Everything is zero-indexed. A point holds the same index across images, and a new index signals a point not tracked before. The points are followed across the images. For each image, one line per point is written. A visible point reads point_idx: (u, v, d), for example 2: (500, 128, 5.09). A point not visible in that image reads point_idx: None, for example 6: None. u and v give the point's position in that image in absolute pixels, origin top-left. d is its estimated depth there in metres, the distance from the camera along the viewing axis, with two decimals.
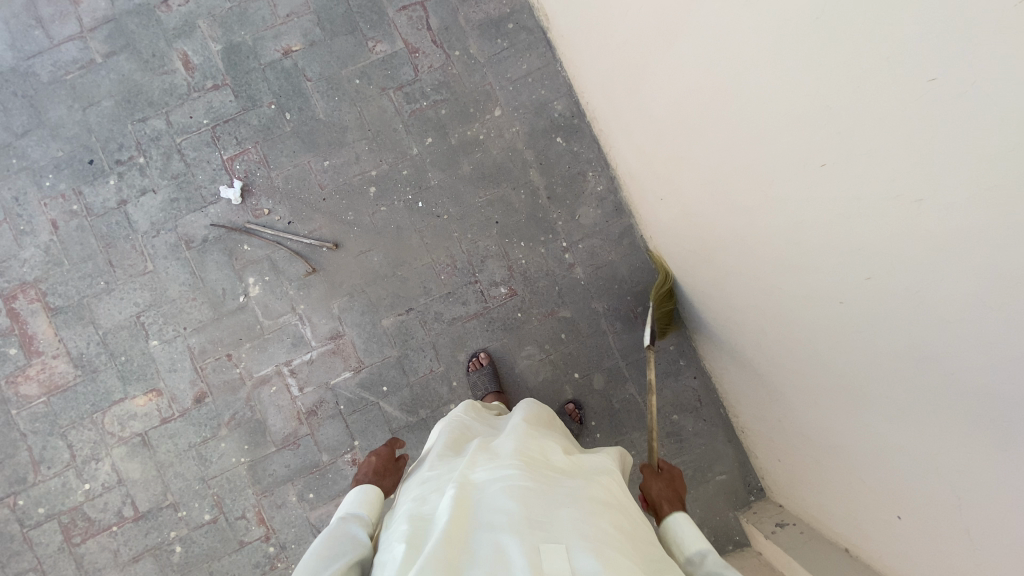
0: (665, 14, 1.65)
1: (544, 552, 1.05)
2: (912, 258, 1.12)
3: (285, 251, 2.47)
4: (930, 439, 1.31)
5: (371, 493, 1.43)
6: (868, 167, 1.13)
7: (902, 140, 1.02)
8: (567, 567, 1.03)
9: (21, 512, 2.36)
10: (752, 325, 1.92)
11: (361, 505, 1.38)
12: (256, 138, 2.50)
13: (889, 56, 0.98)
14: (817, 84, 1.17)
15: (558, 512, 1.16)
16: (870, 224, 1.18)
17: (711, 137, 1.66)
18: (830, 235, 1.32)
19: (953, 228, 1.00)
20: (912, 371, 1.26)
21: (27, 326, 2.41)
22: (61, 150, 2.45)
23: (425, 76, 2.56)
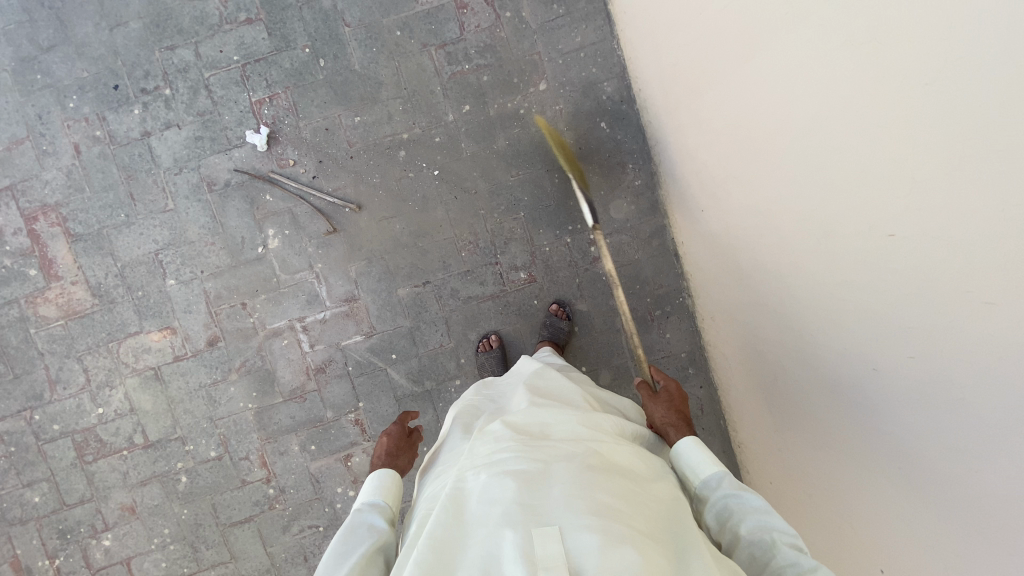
0: (744, 27, 1.50)
1: (534, 536, 1.00)
2: (969, 356, 1.06)
3: (307, 207, 2.42)
4: (932, 518, 1.29)
5: (388, 477, 1.44)
6: (944, 253, 1.06)
7: (987, 237, 0.95)
8: (562, 549, 0.98)
9: (37, 427, 2.47)
10: (773, 358, 1.90)
11: (379, 494, 1.39)
12: (287, 83, 2.37)
13: (993, 151, 0.89)
14: (907, 154, 1.07)
15: (552, 490, 1.11)
16: (931, 308, 1.13)
17: (775, 167, 1.55)
18: (885, 305, 1.26)
19: (1014, 341, 0.95)
20: (934, 455, 1.24)
21: (46, 249, 2.41)
22: (86, 71, 2.35)
23: (470, 36, 2.38)
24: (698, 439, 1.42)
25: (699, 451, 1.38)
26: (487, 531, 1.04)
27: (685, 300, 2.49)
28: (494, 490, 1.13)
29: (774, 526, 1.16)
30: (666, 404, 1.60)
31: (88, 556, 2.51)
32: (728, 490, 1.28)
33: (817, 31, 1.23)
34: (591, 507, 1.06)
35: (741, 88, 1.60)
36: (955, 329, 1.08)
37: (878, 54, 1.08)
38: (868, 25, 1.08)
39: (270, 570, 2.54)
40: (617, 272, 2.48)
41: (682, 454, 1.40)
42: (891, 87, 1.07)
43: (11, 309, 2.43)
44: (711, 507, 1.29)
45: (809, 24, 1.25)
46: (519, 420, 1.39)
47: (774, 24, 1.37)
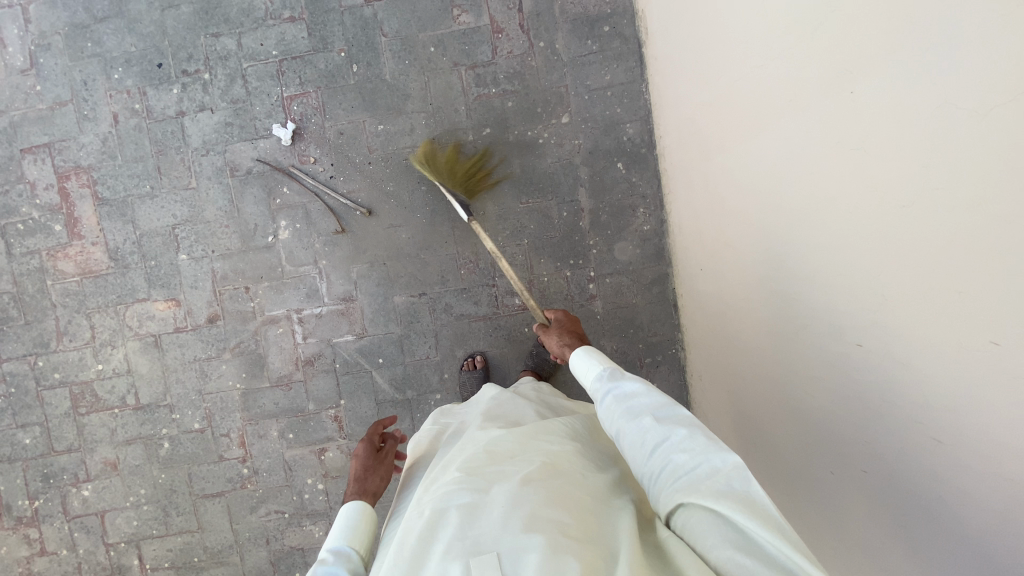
0: (756, 99, 1.47)
1: (472, 570, 0.97)
2: (914, 486, 1.03)
3: (321, 204, 2.49)
4: None
5: (356, 519, 1.39)
6: (900, 377, 1.03)
7: (942, 373, 0.92)
8: None
9: (39, 372, 2.60)
10: (746, 431, 1.86)
11: (347, 539, 1.34)
12: (319, 83, 2.45)
13: (958, 289, 0.87)
14: (878, 272, 1.05)
15: (491, 516, 1.08)
16: (881, 426, 1.10)
17: (768, 247, 1.51)
18: (845, 413, 1.22)
19: (956, 483, 0.93)
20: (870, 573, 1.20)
21: (74, 208, 2.53)
22: (134, 46, 2.46)
23: (501, 60, 2.41)
24: (590, 347, 1.55)
25: (591, 360, 1.50)
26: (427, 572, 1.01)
27: (676, 351, 2.47)
28: (434, 527, 1.09)
29: (645, 411, 1.23)
30: (558, 331, 1.83)
31: (67, 502, 2.63)
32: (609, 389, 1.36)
33: (814, 124, 1.20)
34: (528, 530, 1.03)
35: (746, 160, 1.58)
36: (903, 454, 1.05)
37: (863, 163, 1.04)
38: (858, 133, 1.05)
39: (233, 546, 2.63)
40: (612, 312, 2.48)
41: (580, 369, 1.53)
42: (871, 202, 1.04)
43: (32, 259, 2.56)
44: (599, 405, 1.38)
45: (808, 115, 1.22)
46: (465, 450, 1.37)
47: (781, 104, 1.34)
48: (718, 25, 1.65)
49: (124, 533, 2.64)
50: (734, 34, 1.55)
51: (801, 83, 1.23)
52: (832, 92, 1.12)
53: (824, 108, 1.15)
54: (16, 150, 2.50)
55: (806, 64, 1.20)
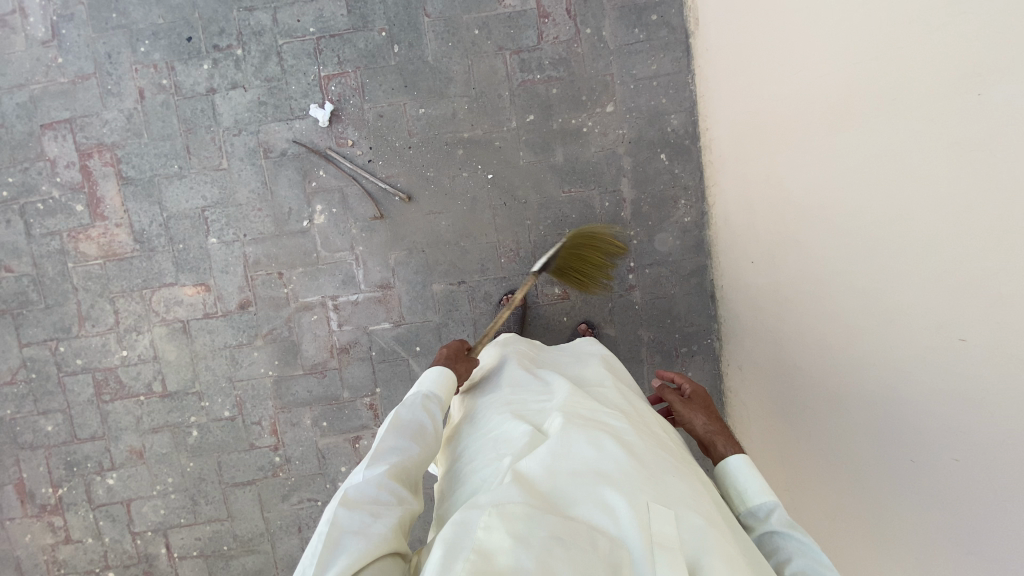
0: (847, 97, 1.49)
1: (652, 508, 1.11)
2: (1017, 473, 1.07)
3: (358, 189, 2.43)
4: None
5: (446, 376, 1.59)
6: (1009, 369, 1.06)
7: None
8: (674, 532, 1.08)
9: (59, 358, 2.51)
10: (796, 419, 1.91)
11: (436, 386, 1.54)
12: (358, 63, 2.37)
13: None
14: (997, 268, 1.08)
15: (666, 479, 1.22)
16: (983, 415, 1.14)
17: (849, 242, 1.54)
18: (938, 403, 1.26)
19: None
20: (950, 554, 1.25)
21: (97, 188, 2.43)
22: (162, 18, 2.36)
23: (547, 46, 2.38)
24: (749, 457, 1.37)
25: (753, 476, 1.33)
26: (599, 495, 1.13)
27: (713, 342, 2.50)
28: (610, 455, 1.23)
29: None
30: (703, 409, 1.66)
31: (90, 491, 2.57)
32: (777, 526, 1.24)
33: (924, 123, 1.22)
34: (692, 509, 1.15)
35: (828, 157, 1.60)
36: (1007, 445, 1.09)
37: (983, 161, 1.08)
38: (982, 134, 1.07)
39: (264, 534, 2.60)
40: (650, 303, 2.50)
41: (734, 476, 1.36)
42: (994, 200, 1.06)
43: (52, 240, 2.46)
44: (761, 537, 1.27)
45: (917, 114, 1.24)
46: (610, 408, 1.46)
47: (880, 102, 1.36)
48: (800, 21, 1.66)
49: (151, 522, 2.59)
50: (821, 30, 1.56)
51: (911, 81, 1.25)
52: (952, 92, 1.14)
53: (940, 109, 1.17)
54: (35, 126, 2.41)
55: (920, 64, 1.21)
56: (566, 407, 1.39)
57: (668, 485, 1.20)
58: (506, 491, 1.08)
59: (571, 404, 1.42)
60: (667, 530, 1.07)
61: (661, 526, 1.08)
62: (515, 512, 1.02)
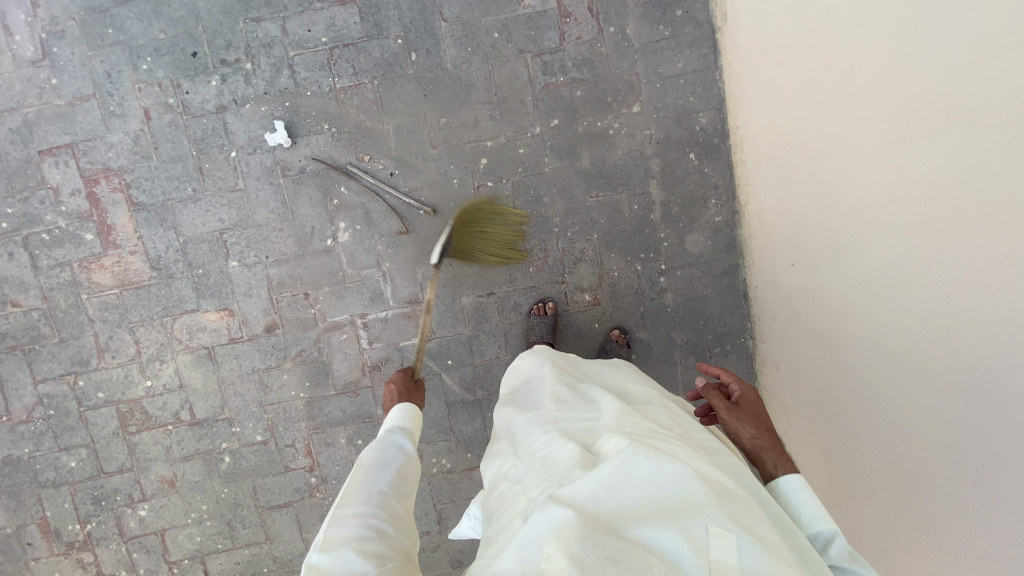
0: (903, 109, 1.48)
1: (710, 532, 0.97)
2: None
3: (382, 204, 2.36)
4: None
5: (413, 411, 1.54)
6: None
7: None
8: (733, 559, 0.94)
9: (81, 392, 2.44)
10: (840, 421, 1.91)
11: (406, 421, 1.50)
12: (374, 73, 2.29)
13: None
14: None
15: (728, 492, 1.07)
16: None
17: (908, 257, 1.52)
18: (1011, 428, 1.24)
19: None
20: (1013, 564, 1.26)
21: (106, 215, 2.33)
22: (163, 32, 2.24)
23: (570, 47, 2.32)
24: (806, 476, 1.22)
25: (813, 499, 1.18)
26: (658, 520, 0.99)
27: (746, 340, 2.51)
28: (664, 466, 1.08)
29: None
30: (752, 418, 1.36)
31: (122, 524, 2.52)
32: (837, 561, 1.12)
33: (996, 145, 1.21)
34: (760, 532, 1.00)
35: (883, 168, 1.59)
36: None
37: None
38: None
39: (304, 554, 2.59)
40: (682, 304, 2.49)
41: (788, 498, 1.21)
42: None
43: (63, 271, 2.36)
44: None
45: (994, 135, 1.20)
46: (659, 420, 1.31)
47: (948, 117, 1.33)
48: (851, 27, 1.63)
49: (187, 550, 2.56)
50: (874, 40, 1.54)
51: (979, 97, 1.23)
52: (1022, 115, 1.13)
53: (1010, 130, 1.16)
54: (33, 152, 2.29)
55: (988, 84, 1.21)
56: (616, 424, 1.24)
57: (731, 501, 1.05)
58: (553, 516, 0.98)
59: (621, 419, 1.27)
60: (729, 558, 0.94)
61: (724, 553, 0.95)
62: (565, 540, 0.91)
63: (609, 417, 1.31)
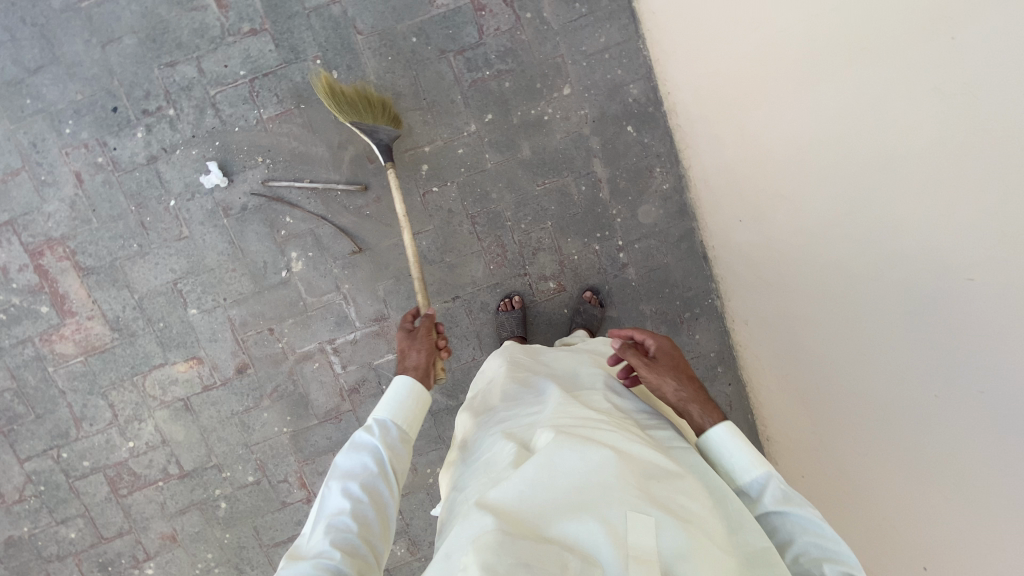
0: (809, 53, 1.50)
1: (633, 521, 1.01)
2: None
3: (330, 227, 2.35)
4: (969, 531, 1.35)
5: (413, 386, 1.50)
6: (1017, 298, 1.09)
7: None
8: (653, 545, 0.99)
9: (66, 464, 2.42)
10: (807, 367, 1.93)
11: (397, 406, 1.48)
12: (299, 97, 2.26)
13: None
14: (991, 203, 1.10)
15: (654, 478, 1.11)
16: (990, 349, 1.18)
17: (836, 198, 1.53)
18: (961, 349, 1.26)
19: None
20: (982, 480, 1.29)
21: (57, 284, 2.30)
22: (80, 92, 2.21)
23: (490, 39, 2.29)
24: (733, 425, 1.29)
25: (742, 448, 1.25)
26: (581, 511, 1.03)
27: (714, 301, 2.52)
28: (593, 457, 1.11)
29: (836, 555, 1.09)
30: (671, 372, 1.41)
31: None
32: (771, 505, 1.19)
33: (902, 73, 1.24)
34: (680, 516, 1.05)
35: (799, 114, 1.60)
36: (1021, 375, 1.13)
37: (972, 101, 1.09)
38: (982, 78, 1.06)
39: None
40: (646, 276, 2.49)
41: (720, 451, 1.28)
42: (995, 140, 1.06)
43: (25, 348, 2.34)
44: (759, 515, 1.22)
45: (904, 63, 1.22)
46: (595, 407, 1.35)
47: (855, 55, 1.35)
48: None
49: None
50: None
51: (882, 30, 1.26)
52: (926, 40, 1.17)
53: (916, 57, 1.19)
54: None
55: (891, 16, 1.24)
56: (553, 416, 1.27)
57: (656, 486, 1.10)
58: (481, 520, 1.01)
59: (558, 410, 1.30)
60: (646, 542, 0.99)
61: (641, 538, 0.99)
62: (488, 545, 0.94)
63: (546, 408, 1.34)
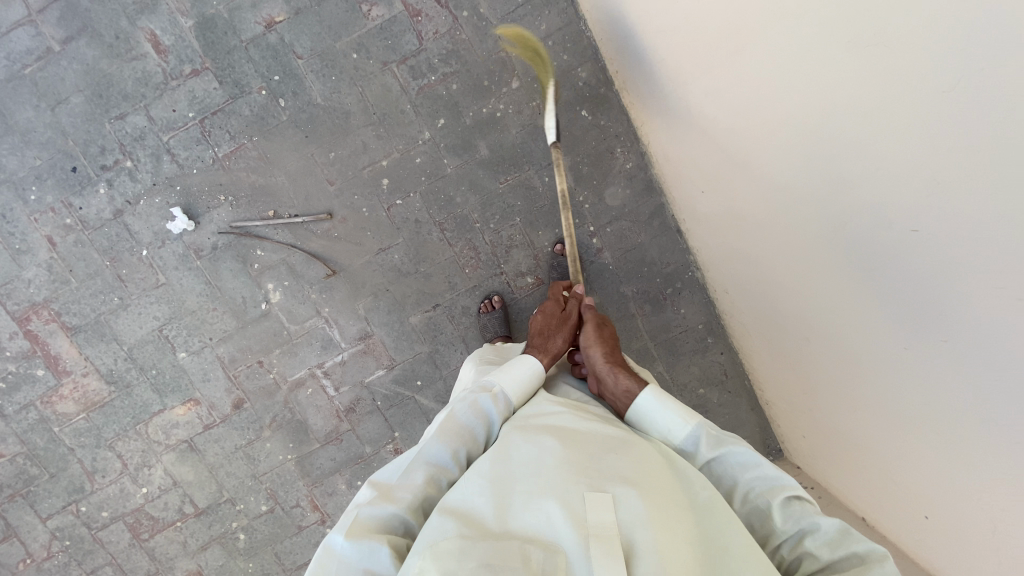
0: (734, 21, 1.49)
1: (588, 500, 1.09)
2: (988, 345, 1.11)
3: (302, 254, 2.36)
4: (959, 476, 1.36)
5: (534, 372, 1.52)
6: (962, 244, 1.07)
7: (996, 242, 1.00)
8: (612, 519, 1.07)
9: (86, 517, 2.48)
10: (792, 330, 1.92)
11: (515, 391, 1.48)
12: (250, 131, 2.27)
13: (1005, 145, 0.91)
14: (921, 153, 1.08)
15: (609, 458, 1.20)
16: (944, 298, 1.17)
17: (786, 162, 1.50)
18: (920, 300, 1.24)
19: None
20: (962, 425, 1.29)
21: (48, 347, 2.35)
22: (39, 157, 2.23)
23: (430, 44, 2.27)
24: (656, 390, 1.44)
25: (665, 404, 1.41)
26: (542, 498, 1.11)
27: (694, 274, 2.50)
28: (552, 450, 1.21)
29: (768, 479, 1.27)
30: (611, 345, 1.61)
31: None
32: (706, 454, 1.34)
33: (817, 32, 1.22)
34: (637, 488, 1.13)
35: (735, 83, 1.58)
36: (976, 321, 1.12)
37: (884, 53, 1.07)
38: (890, 28, 1.04)
39: None
40: (623, 258, 2.48)
41: (649, 415, 1.43)
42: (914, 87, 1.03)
43: (28, 412, 2.39)
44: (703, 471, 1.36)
45: (812, 28, 1.23)
46: (561, 401, 1.44)
47: (773, 20, 1.34)
48: None
49: None
50: None
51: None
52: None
53: (826, 15, 1.18)
54: None
55: None
56: (515, 420, 1.37)
57: (611, 465, 1.18)
58: (444, 522, 1.10)
59: (520, 415, 1.40)
60: (605, 519, 1.07)
61: (600, 515, 1.07)
62: (448, 547, 1.04)
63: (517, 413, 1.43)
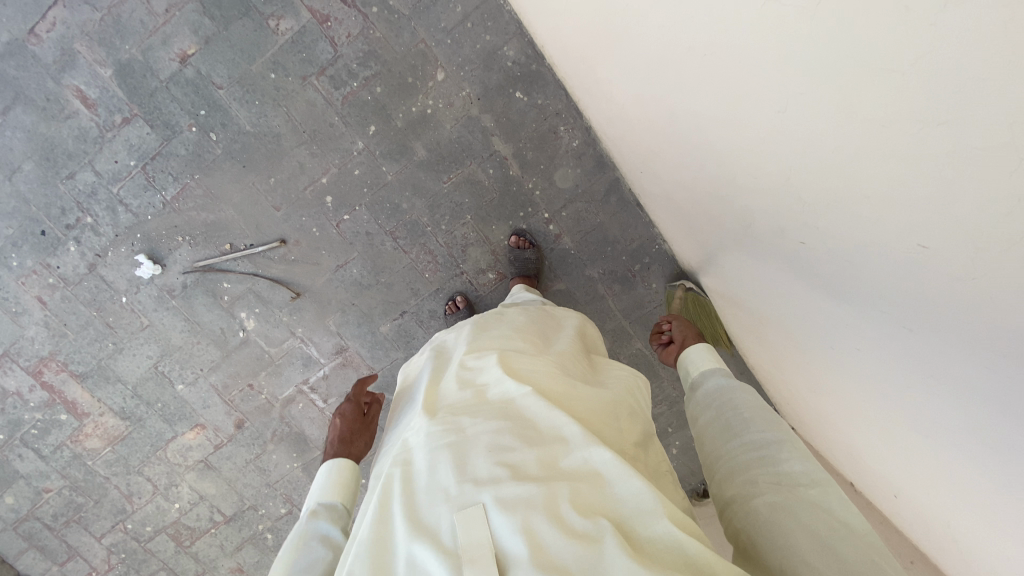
0: (617, 11, 1.37)
1: (456, 523, 0.85)
2: (901, 340, 1.05)
3: (265, 281, 2.42)
4: (915, 461, 1.29)
5: (338, 476, 1.30)
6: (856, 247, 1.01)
7: (882, 248, 0.93)
8: (486, 537, 0.83)
9: (134, 532, 2.78)
10: (746, 311, 1.86)
11: (331, 493, 1.27)
12: (191, 170, 2.29)
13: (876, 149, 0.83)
14: (803, 154, 1.00)
15: (476, 457, 0.94)
16: (853, 296, 1.11)
17: (707, 166, 1.39)
18: (857, 286, 1.08)
19: (939, 334, 0.93)
20: (899, 414, 1.23)
21: (64, 394, 2.57)
22: (9, 226, 2.34)
23: (345, 49, 2.16)
24: None
25: None
26: (406, 529, 0.88)
27: (660, 246, 2.38)
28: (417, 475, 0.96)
29: None
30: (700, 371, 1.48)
31: None
32: None
33: (688, 23, 1.13)
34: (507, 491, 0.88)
35: (635, 73, 1.48)
36: (883, 317, 1.06)
37: (748, 50, 0.99)
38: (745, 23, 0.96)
39: None
40: (584, 240, 2.38)
41: None
42: (819, 43, 0.82)
43: (62, 451, 2.65)
44: None
45: (684, 22, 1.14)
46: (445, 390, 1.18)
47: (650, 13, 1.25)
48: None
49: None
50: None
51: None
52: None
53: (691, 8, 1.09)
54: None
55: None
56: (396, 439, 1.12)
57: (478, 466, 0.92)
58: None
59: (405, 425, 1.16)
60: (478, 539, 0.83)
61: (470, 535, 0.84)
62: None
63: (407, 416, 1.20)
